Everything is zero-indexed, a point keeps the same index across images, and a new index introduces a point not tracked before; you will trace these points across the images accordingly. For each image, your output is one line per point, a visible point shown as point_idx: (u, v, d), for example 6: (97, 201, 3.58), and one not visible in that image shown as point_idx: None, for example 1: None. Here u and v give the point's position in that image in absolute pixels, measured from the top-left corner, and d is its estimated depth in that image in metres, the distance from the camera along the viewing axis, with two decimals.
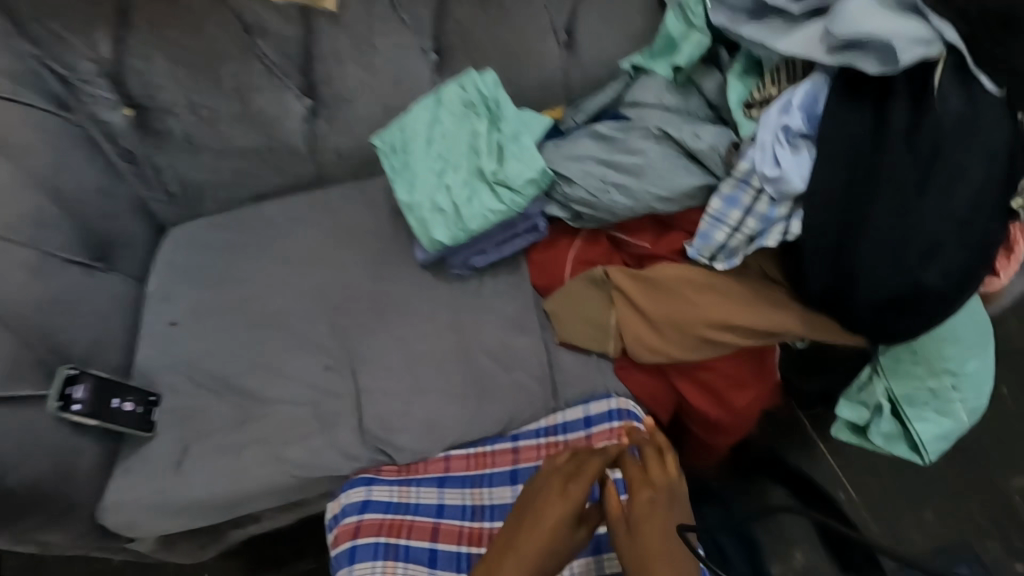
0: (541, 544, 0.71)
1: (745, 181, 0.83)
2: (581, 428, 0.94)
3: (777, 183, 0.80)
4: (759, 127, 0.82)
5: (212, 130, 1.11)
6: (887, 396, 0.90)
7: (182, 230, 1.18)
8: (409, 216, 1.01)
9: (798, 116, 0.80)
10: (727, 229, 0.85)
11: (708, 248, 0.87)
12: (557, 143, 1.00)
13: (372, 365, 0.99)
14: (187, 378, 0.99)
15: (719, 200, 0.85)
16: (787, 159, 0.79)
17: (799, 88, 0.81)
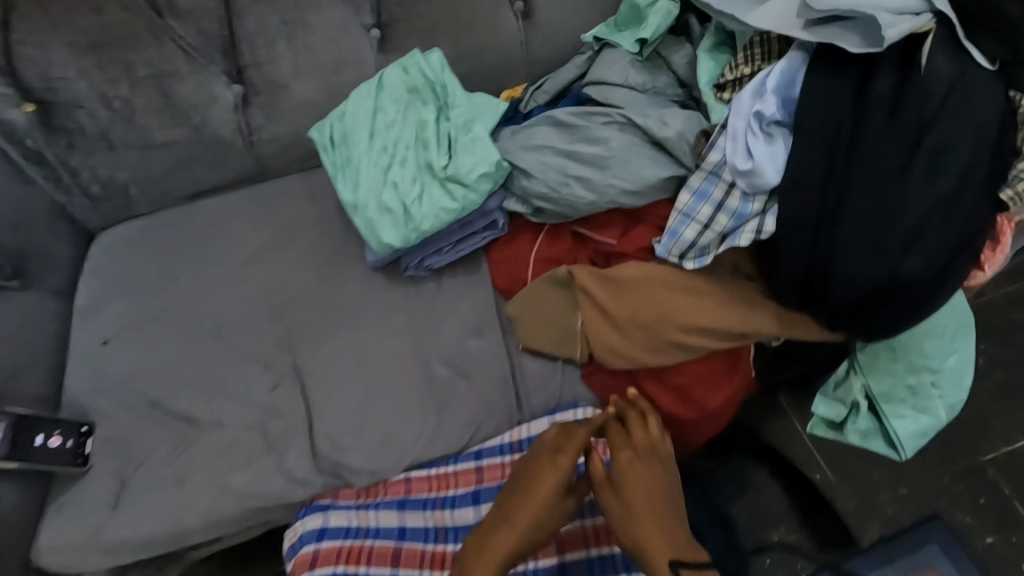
0: (536, 512, 0.79)
1: (715, 174, 0.76)
2: None
3: (749, 177, 0.72)
4: (730, 114, 0.74)
5: (130, 125, 0.99)
6: (865, 393, 0.86)
7: (111, 237, 1.07)
8: (355, 216, 0.92)
9: (773, 103, 0.72)
10: (697, 226, 0.78)
11: (677, 247, 0.80)
12: (513, 132, 0.90)
13: (323, 382, 0.91)
14: (122, 404, 0.91)
15: (688, 195, 0.77)
16: (761, 151, 0.71)
17: (773, 70, 0.73)
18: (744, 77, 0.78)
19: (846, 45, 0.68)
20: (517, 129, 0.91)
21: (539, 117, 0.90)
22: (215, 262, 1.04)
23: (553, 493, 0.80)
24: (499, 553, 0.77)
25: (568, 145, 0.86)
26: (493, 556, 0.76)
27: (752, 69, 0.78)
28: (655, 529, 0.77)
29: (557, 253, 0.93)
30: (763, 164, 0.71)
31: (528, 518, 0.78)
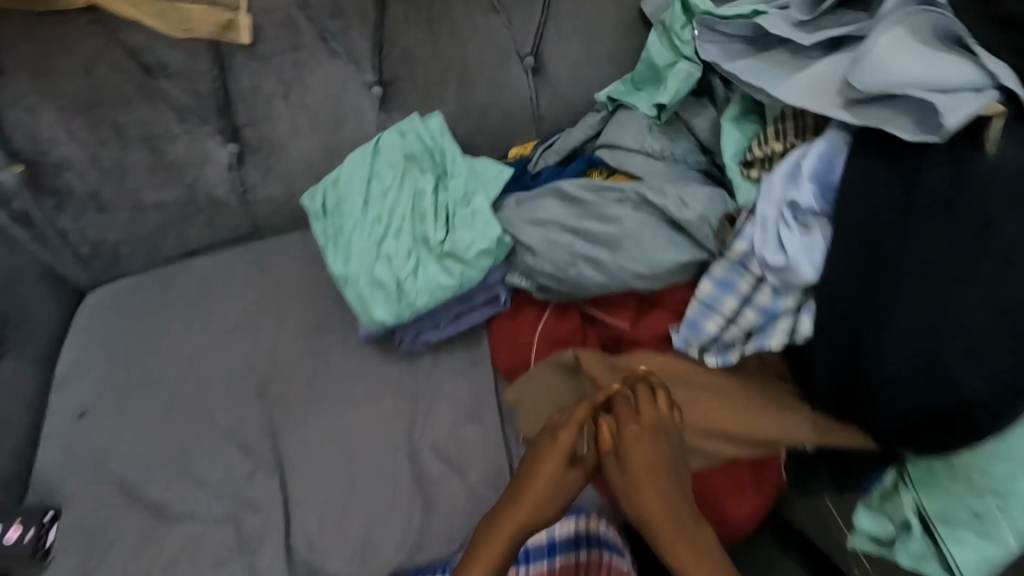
0: (534, 504, 0.68)
1: (742, 263, 0.66)
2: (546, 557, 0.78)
3: (782, 273, 0.63)
4: (758, 199, 0.66)
5: (121, 185, 0.95)
6: (917, 512, 0.74)
7: (100, 296, 1.03)
8: (345, 289, 0.85)
9: (809, 191, 0.63)
10: (721, 320, 0.69)
11: (697, 341, 0.70)
12: (517, 203, 0.84)
13: (305, 468, 0.84)
14: (92, 485, 0.85)
15: (709, 284, 0.68)
16: (794, 244, 0.63)
17: (811, 151, 0.65)
18: (775, 154, 0.70)
19: (892, 129, 0.61)
20: (521, 200, 0.84)
21: (544, 189, 0.83)
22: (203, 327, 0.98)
23: (551, 474, 0.69)
24: (496, 551, 0.65)
25: (577, 221, 0.79)
26: (485, 561, 0.65)
27: (784, 145, 0.70)
28: (672, 515, 0.65)
29: (562, 335, 0.85)
30: (799, 259, 0.63)
31: (524, 516, 0.67)
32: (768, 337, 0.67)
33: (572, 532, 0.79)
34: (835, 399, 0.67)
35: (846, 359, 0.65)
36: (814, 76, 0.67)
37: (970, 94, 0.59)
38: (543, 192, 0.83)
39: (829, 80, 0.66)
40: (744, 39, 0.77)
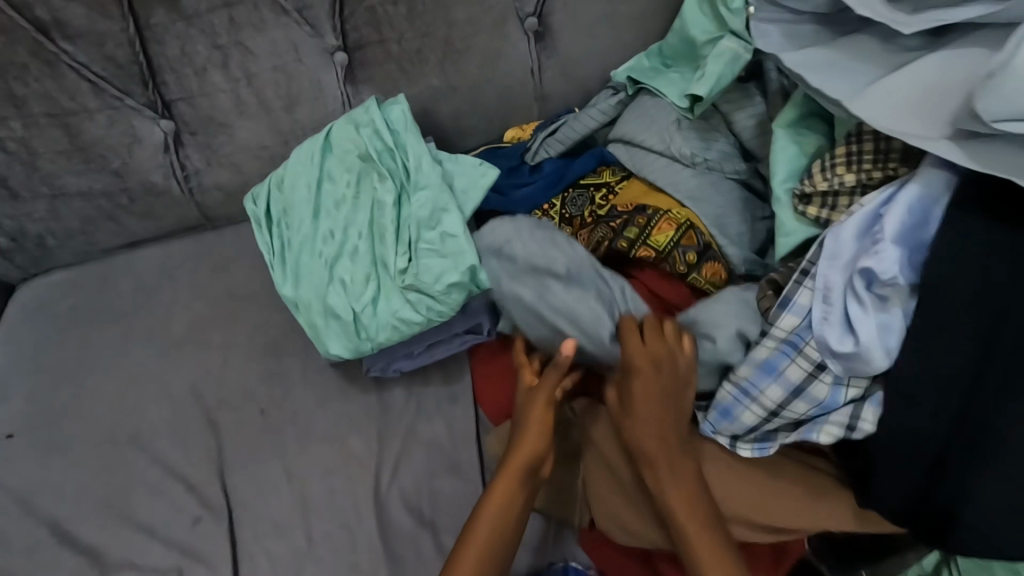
0: (533, 446, 0.62)
1: (792, 342, 0.57)
2: None
3: (848, 361, 0.54)
4: (820, 263, 0.55)
5: (34, 171, 0.79)
6: None
7: (33, 294, 0.91)
8: (298, 314, 0.73)
9: (892, 258, 0.51)
10: (759, 410, 0.59)
11: (731, 429, 0.61)
12: (511, 257, 0.66)
13: (256, 514, 0.74)
14: (21, 522, 0.76)
15: (749, 365, 0.59)
16: (866, 325, 0.52)
17: (895, 202, 0.52)
18: (841, 187, 0.55)
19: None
20: (517, 258, 0.66)
21: (547, 262, 0.64)
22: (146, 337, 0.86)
23: (542, 411, 0.63)
24: (501, 499, 0.61)
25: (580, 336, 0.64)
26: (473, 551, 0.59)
27: (855, 177, 0.54)
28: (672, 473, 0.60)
29: None
30: (871, 342, 0.52)
31: (508, 488, 0.62)
32: (817, 427, 0.57)
33: None
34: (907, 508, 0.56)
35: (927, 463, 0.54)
36: (912, 85, 0.51)
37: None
38: (545, 263, 0.64)
39: (933, 95, 0.50)
40: (816, 17, 0.58)
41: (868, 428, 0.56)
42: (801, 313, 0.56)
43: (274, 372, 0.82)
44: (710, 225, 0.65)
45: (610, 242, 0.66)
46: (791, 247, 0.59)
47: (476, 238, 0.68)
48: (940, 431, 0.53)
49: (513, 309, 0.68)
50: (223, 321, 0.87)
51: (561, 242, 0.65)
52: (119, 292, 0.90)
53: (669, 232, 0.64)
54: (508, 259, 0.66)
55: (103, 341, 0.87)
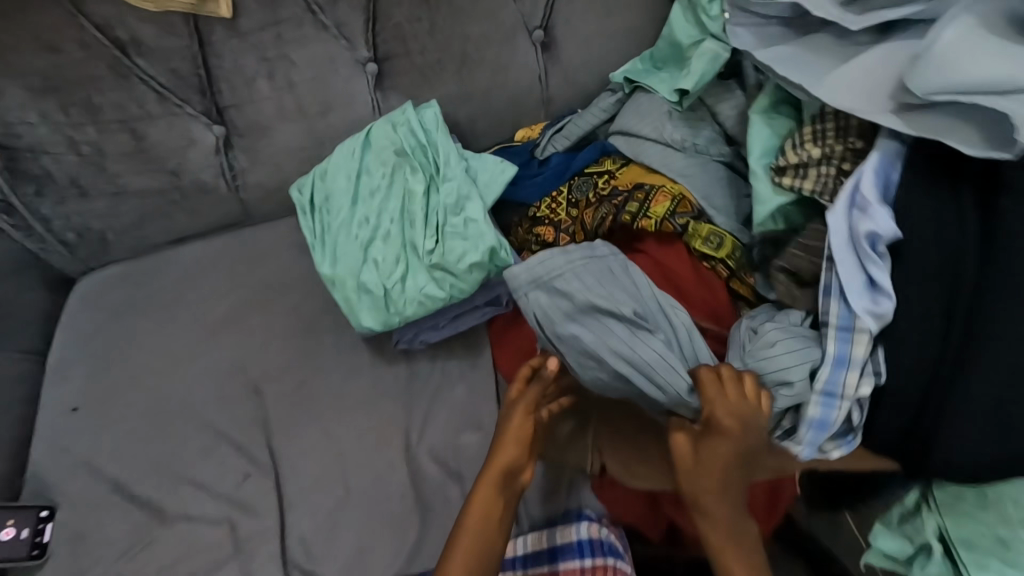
0: (510, 456, 0.72)
1: (846, 328, 0.60)
2: (546, 563, 0.75)
3: (882, 320, 0.58)
4: (830, 239, 0.60)
5: (101, 171, 0.89)
6: (939, 535, 0.71)
7: (88, 286, 0.99)
8: (333, 292, 0.80)
9: (885, 216, 0.57)
10: (845, 404, 0.60)
11: (824, 437, 0.62)
12: (568, 293, 0.68)
13: (299, 470, 0.82)
14: (86, 484, 0.83)
15: (822, 366, 0.60)
16: (884, 278, 0.58)
17: (866, 169, 0.59)
18: (811, 160, 0.64)
19: (955, 142, 0.54)
20: (576, 295, 0.68)
21: (612, 304, 0.67)
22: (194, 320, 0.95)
23: (524, 421, 0.73)
24: (484, 506, 0.69)
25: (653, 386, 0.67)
26: (467, 545, 0.68)
27: (819, 151, 0.63)
28: (716, 483, 0.65)
29: None
30: (891, 293, 0.58)
31: (489, 493, 0.70)
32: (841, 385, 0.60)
33: (571, 538, 0.75)
34: (891, 448, 0.61)
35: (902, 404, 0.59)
36: (863, 70, 0.60)
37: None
38: (613, 306, 0.68)
39: (882, 79, 0.60)
40: (781, 20, 0.68)
41: (885, 371, 0.58)
42: (836, 299, 0.60)
43: (310, 348, 0.91)
44: (699, 200, 0.74)
45: (613, 217, 0.76)
46: (767, 215, 0.67)
47: (527, 270, 0.68)
48: (912, 372, 0.58)
49: (570, 348, 0.69)
50: (263, 305, 0.96)
51: (617, 279, 0.69)
52: (165, 283, 0.99)
53: (665, 205, 0.73)
54: (574, 302, 0.68)
55: (155, 326, 0.96)
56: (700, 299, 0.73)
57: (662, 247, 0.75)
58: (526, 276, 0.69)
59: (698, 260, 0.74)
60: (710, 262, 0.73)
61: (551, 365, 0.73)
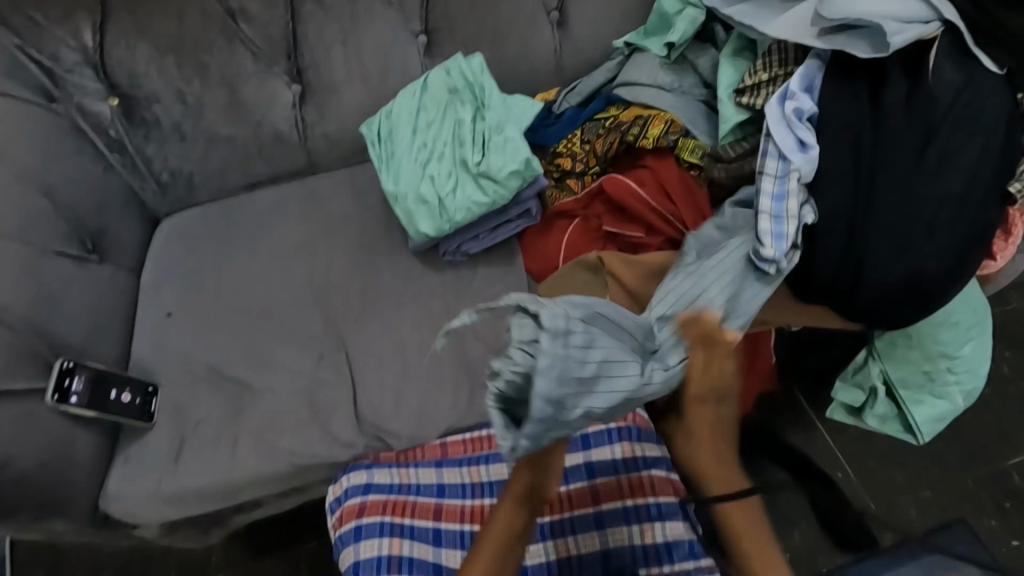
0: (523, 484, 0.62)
1: (783, 174, 0.80)
2: (579, 448, 0.83)
3: (810, 161, 0.79)
4: (767, 117, 0.82)
5: (199, 118, 1.08)
6: (882, 379, 0.93)
7: (174, 220, 1.15)
8: (395, 206, 1.00)
9: (806, 100, 0.81)
10: (791, 221, 0.78)
11: (785, 247, 0.78)
12: (584, 401, 0.51)
13: (365, 353, 0.98)
14: (183, 371, 0.98)
15: (767, 199, 0.79)
16: (809, 138, 0.80)
17: (794, 75, 0.83)
18: (761, 82, 0.88)
19: (852, 50, 0.79)
20: (593, 395, 0.52)
21: (592, 380, 0.51)
22: (261, 248, 1.09)
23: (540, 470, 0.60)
24: (502, 533, 0.65)
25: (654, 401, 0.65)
26: None
27: (769, 75, 0.88)
28: (711, 434, 0.63)
29: (584, 241, 1.00)
30: (816, 146, 0.79)
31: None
32: (784, 214, 0.79)
33: None
34: (830, 283, 0.81)
35: (834, 247, 0.79)
36: (797, 14, 0.84)
37: (910, 23, 0.76)
38: (619, 380, 0.54)
39: (808, 17, 0.83)
40: None
41: (820, 212, 0.80)
42: (774, 157, 0.81)
43: (364, 265, 1.05)
44: (685, 123, 0.96)
45: (620, 140, 0.98)
46: (734, 126, 0.91)
47: (531, 428, 0.49)
48: (837, 222, 0.79)
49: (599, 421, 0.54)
50: (326, 233, 1.09)
51: (566, 355, 0.49)
52: (242, 219, 1.13)
53: (660, 127, 0.96)
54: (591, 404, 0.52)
55: (230, 249, 1.09)
56: (688, 198, 0.94)
57: (657, 162, 0.97)
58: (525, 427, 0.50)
59: (687, 169, 0.95)
60: (695, 170, 0.95)
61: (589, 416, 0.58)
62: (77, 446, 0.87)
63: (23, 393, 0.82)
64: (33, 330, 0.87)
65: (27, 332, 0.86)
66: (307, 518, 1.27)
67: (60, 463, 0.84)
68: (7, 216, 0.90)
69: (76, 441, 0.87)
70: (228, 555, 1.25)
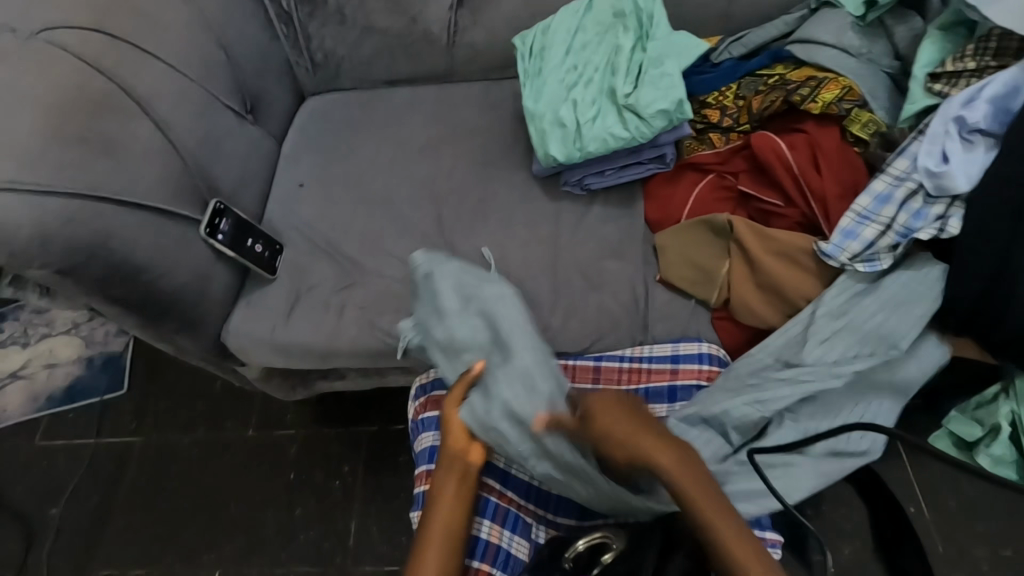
0: (456, 443, 0.74)
1: (901, 179, 0.80)
2: (665, 399, 0.89)
3: (938, 178, 0.76)
4: (931, 118, 0.78)
5: (361, 3, 1.11)
6: (1010, 419, 0.86)
7: (318, 100, 1.21)
8: (530, 124, 0.99)
9: (982, 112, 0.75)
10: (876, 227, 0.81)
11: (852, 248, 0.81)
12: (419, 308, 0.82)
13: (470, 259, 1.00)
14: (305, 237, 1.06)
15: (867, 198, 0.81)
16: (958, 155, 0.76)
17: (996, 80, 0.75)
18: (965, 71, 0.80)
19: None
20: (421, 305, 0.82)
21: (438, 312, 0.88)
22: (390, 140, 1.13)
23: (462, 431, 0.74)
24: (444, 491, 0.72)
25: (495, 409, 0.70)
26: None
27: (976, 64, 0.79)
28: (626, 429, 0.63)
29: (713, 200, 0.95)
30: (963, 162, 0.76)
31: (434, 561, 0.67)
32: (869, 222, 0.81)
33: (694, 348, 0.91)
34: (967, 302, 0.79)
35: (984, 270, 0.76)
36: None
37: None
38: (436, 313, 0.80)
39: None
40: None
41: (952, 229, 0.77)
42: (906, 157, 0.80)
43: (484, 176, 1.07)
44: (865, 93, 0.87)
45: (783, 99, 0.90)
46: (914, 114, 0.82)
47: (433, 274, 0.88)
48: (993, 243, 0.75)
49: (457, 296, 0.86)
50: (454, 139, 1.11)
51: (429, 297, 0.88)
52: (378, 110, 1.17)
53: (834, 92, 0.87)
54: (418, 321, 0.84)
55: (364, 137, 1.14)
56: (845, 171, 0.86)
57: (818, 130, 0.89)
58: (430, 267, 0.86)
59: (850, 144, 0.88)
60: (858, 147, 0.88)
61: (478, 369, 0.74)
62: (213, 278, 0.97)
63: (182, 219, 0.93)
64: (196, 167, 0.97)
65: (191, 168, 0.96)
66: (374, 402, 1.37)
67: (199, 288, 0.95)
68: (191, 61, 0.99)
69: (213, 274, 0.97)
70: (301, 415, 1.38)
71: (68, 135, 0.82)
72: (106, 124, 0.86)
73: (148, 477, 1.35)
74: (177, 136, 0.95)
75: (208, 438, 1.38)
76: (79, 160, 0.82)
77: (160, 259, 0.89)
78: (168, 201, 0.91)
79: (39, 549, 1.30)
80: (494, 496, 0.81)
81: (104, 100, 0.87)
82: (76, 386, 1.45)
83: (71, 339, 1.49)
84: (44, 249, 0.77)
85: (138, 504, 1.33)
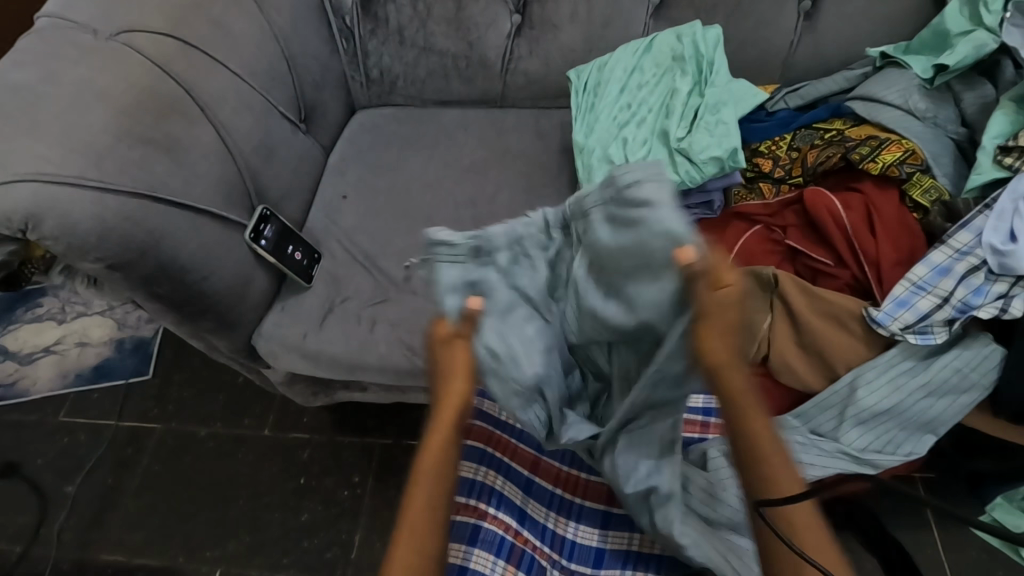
0: (456, 391, 0.60)
1: (963, 252, 0.78)
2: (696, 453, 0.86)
3: (1003, 257, 0.74)
4: (1001, 194, 0.78)
5: (422, 24, 1.13)
6: None
7: (369, 114, 1.23)
8: (577, 157, 0.98)
9: None
10: (932, 300, 0.78)
11: (904, 318, 0.78)
12: (626, 214, 0.55)
13: None
14: (344, 248, 1.06)
15: (925, 269, 0.79)
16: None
17: None
18: None
19: None
20: (628, 217, 0.55)
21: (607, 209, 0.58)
22: (436, 159, 1.14)
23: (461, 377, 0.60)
24: (437, 454, 0.59)
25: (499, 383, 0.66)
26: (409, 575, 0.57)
27: None
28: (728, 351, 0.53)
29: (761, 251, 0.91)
30: None
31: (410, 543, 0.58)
32: (924, 293, 0.78)
33: None
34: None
35: None
36: None
37: None
38: (648, 253, 0.54)
39: None
40: None
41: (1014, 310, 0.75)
42: (970, 231, 0.78)
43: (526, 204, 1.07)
44: (928, 157, 0.86)
45: (841, 156, 0.88)
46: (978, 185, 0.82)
47: (633, 172, 0.56)
48: None
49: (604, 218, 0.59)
50: (499, 164, 1.12)
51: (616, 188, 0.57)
52: (427, 129, 1.19)
53: (895, 154, 0.85)
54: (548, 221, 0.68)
55: (410, 154, 1.15)
56: (902, 237, 0.84)
57: (877, 192, 0.86)
58: (631, 174, 0.56)
59: (909, 209, 0.86)
60: (917, 213, 0.85)
61: (474, 304, 0.62)
62: (251, 282, 0.99)
63: (231, 223, 0.95)
64: (249, 174, 0.99)
65: (244, 174, 0.98)
66: (390, 414, 1.37)
67: (238, 291, 0.96)
68: (256, 69, 1.03)
69: (252, 277, 0.98)
70: (318, 421, 1.38)
71: (134, 135, 0.85)
72: (171, 129, 0.89)
73: (163, 464, 1.36)
74: (234, 142, 0.97)
75: (225, 433, 1.39)
76: (142, 162, 0.84)
77: (206, 260, 0.90)
78: (221, 205, 0.93)
79: (51, 524, 1.32)
80: (510, 535, 0.78)
81: (171, 103, 0.90)
82: (105, 367, 1.48)
83: (106, 322, 1.53)
84: (101, 243, 0.80)
85: (149, 492, 1.34)
